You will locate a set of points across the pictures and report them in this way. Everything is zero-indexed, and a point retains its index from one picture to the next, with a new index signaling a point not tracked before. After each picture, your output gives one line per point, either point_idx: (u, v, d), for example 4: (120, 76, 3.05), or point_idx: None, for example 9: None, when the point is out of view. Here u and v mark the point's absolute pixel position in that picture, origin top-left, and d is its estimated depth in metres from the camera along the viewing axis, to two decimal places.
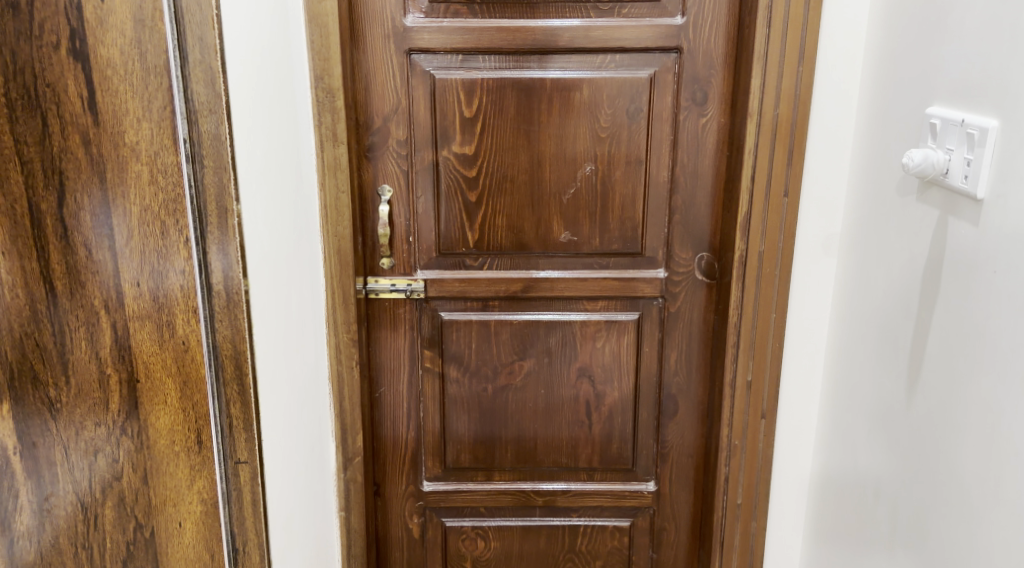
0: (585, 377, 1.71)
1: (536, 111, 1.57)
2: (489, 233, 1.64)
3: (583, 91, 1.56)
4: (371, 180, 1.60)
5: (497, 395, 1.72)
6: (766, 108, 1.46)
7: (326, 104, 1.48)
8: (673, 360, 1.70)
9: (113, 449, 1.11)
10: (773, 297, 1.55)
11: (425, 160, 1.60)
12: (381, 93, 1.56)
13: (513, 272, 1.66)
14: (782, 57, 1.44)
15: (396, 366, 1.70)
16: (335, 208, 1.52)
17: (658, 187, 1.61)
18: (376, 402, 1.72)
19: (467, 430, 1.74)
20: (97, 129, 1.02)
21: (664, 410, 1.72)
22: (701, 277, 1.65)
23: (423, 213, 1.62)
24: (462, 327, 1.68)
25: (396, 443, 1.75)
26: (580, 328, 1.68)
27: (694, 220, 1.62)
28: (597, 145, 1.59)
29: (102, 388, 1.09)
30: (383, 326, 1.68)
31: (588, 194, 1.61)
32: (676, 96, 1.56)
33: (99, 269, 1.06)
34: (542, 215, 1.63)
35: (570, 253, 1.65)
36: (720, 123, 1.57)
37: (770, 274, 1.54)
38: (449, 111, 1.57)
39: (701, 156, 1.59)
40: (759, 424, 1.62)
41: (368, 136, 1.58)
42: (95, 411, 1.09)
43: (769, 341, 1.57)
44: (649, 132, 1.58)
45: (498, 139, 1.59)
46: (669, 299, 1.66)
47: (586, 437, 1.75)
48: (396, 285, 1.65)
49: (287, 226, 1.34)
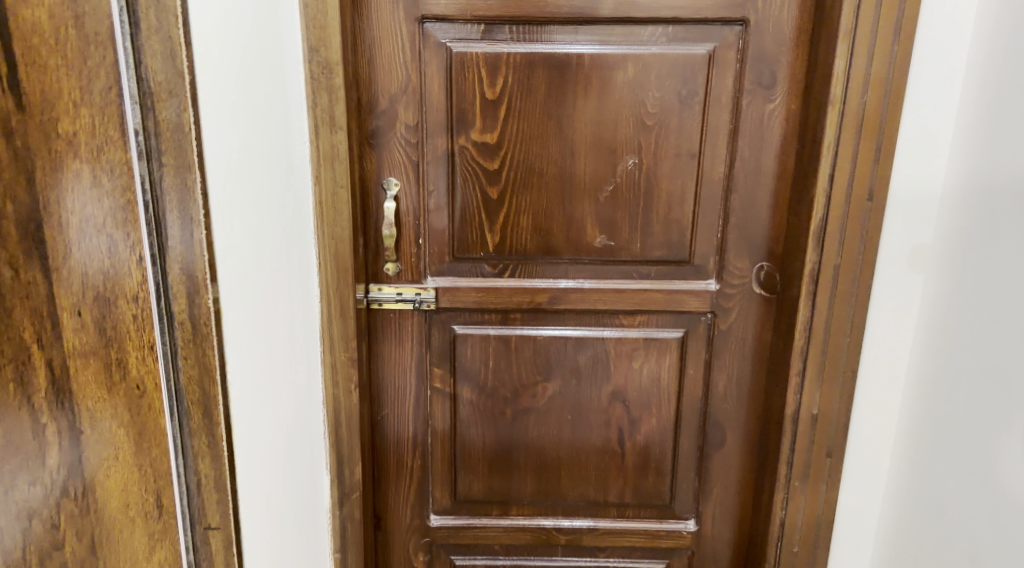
0: (619, 401, 1.49)
1: (569, 92, 1.33)
2: (512, 235, 1.40)
3: (627, 71, 1.32)
4: (375, 172, 1.36)
5: (516, 419, 1.50)
6: (852, 94, 1.22)
7: (323, 81, 1.22)
8: (721, 385, 1.47)
9: (51, 512, 0.78)
10: (847, 317, 1.33)
11: (438, 149, 1.35)
12: (388, 69, 1.31)
13: (538, 281, 1.42)
14: (873, 34, 1.20)
15: (400, 385, 1.47)
16: (332, 206, 1.27)
17: (711, 185, 1.37)
18: (376, 426, 1.49)
19: (480, 458, 1.52)
20: (22, 116, 0.72)
21: (709, 440, 1.50)
22: (758, 290, 1.42)
23: (434, 210, 1.38)
24: (477, 342, 1.45)
25: (400, 471, 1.52)
26: (614, 346, 1.45)
27: (752, 225, 1.39)
28: (642, 134, 1.35)
29: (37, 435, 0.76)
30: (386, 340, 1.45)
31: (628, 191, 1.37)
32: (738, 78, 1.32)
33: (31, 290, 0.74)
34: (574, 216, 1.39)
35: (605, 260, 1.41)
36: (789, 111, 1.33)
37: (846, 289, 1.31)
38: (468, 92, 1.32)
39: (764, 150, 1.35)
40: (823, 462, 1.40)
41: (371, 119, 1.33)
42: (29, 464, 0.75)
43: (840, 367, 1.35)
44: (704, 119, 1.34)
45: (525, 125, 1.34)
46: (719, 315, 1.43)
47: (618, 469, 1.52)
48: (403, 295, 1.41)
49: (273, 232, 1.10)
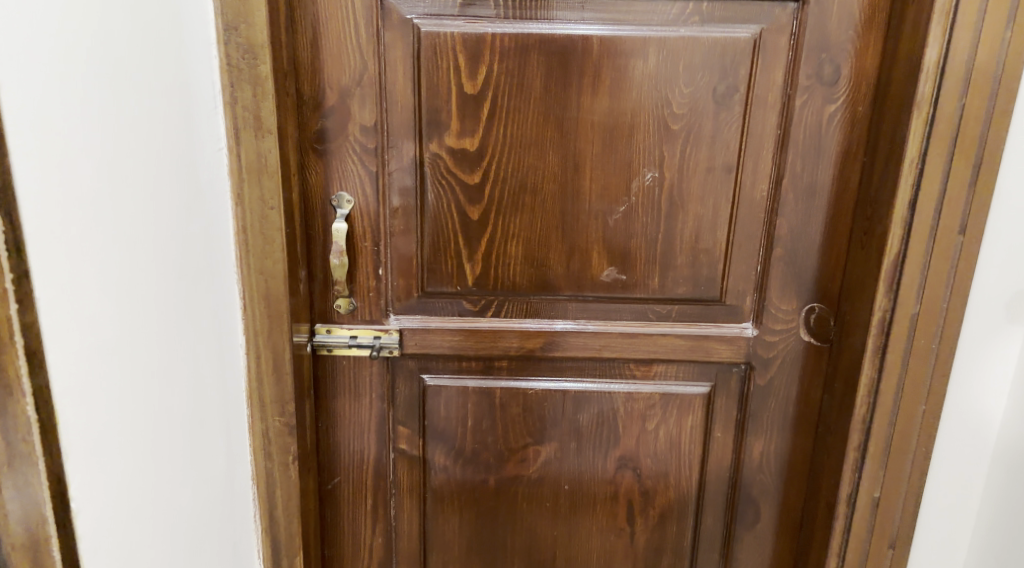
0: (628, 469, 1.20)
1: (573, 86, 1.03)
2: (498, 266, 1.10)
3: (648, 59, 1.02)
4: (322, 185, 1.06)
5: (501, 489, 1.21)
6: (947, 95, 0.94)
7: (245, 70, 0.91)
8: (756, 452, 1.18)
9: None
10: (925, 381, 1.04)
11: (403, 158, 1.05)
12: (336, 53, 1.01)
13: (530, 322, 1.13)
14: (978, 18, 0.92)
15: (357, 448, 1.18)
16: (260, 232, 0.97)
17: (752, 206, 1.08)
18: (329, 497, 1.20)
19: (457, 535, 1.23)
20: None
21: (739, 517, 1.22)
22: (806, 338, 1.13)
23: (399, 233, 1.09)
24: (453, 396, 1.16)
25: (357, 550, 1.23)
26: (624, 404, 1.17)
27: (803, 257, 1.09)
28: (665, 142, 1.05)
29: None
30: (339, 394, 1.15)
31: (645, 212, 1.08)
32: (791, 71, 1.02)
33: None
34: (576, 244, 1.09)
35: (615, 298, 1.12)
36: (854, 114, 1.03)
37: (924, 345, 1.03)
38: (442, 86, 1.03)
39: (821, 163, 1.05)
40: (884, 556, 1.12)
41: (317, 118, 1.03)
42: None
43: (912, 441, 1.07)
44: (746, 122, 1.04)
45: (516, 130, 1.04)
46: (757, 367, 1.14)
47: (626, 551, 1.24)
48: (358, 339, 1.12)
49: (166, 279, 0.80)
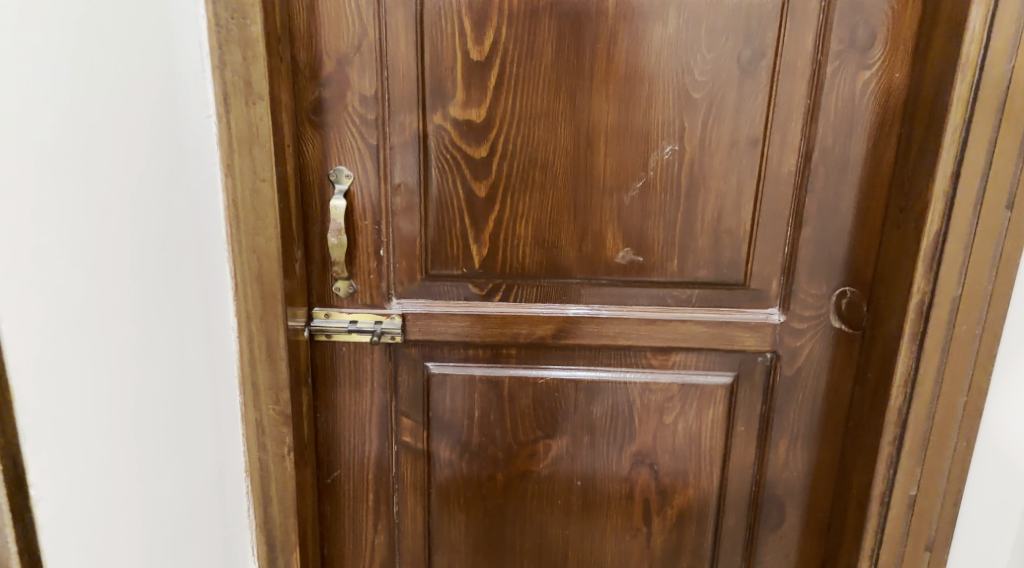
0: (644, 466, 1.13)
1: (587, 53, 0.96)
2: (506, 246, 1.04)
3: (666, 23, 0.95)
4: (320, 160, 1.00)
5: (509, 485, 1.14)
6: (993, 58, 0.87)
7: (234, 31, 0.85)
8: (782, 448, 1.11)
9: None
10: (967, 371, 0.96)
11: (406, 131, 0.99)
12: (334, 17, 0.95)
13: (541, 307, 1.06)
14: None
15: (358, 440, 1.12)
16: (252, 207, 0.90)
17: (778, 183, 1.00)
18: (328, 493, 1.14)
19: (463, 534, 1.16)
20: None
21: (762, 518, 1.14)
22: (837, 324, 1.05)
23: (401, 212, 1.02)
24: (459, 386, 1.10)
25: (358, 550, 1.17)
26: (640, 395, 1.10)
27: (833, 238, 1.02)
28: (685, 114, 0.98)
29: None
30: (339, 384, 1.09)
31: (664, 189, 1.01)
32: (821, 35, 0.95)
33: None
34: (590, 224, 1.02)
35: (632, 281, 1.05)
36: (890, 82, 0.96)
37: (966, 331, 0.95)
38: (447, 53, 0.96)
39: (854, 134, 0.98)
40: (920, 561, 1.04)
41: (314, 88, 0.97)
42: None
43: (952, 434, 0.99)
44: (772, 91, 0.97)
45: (526, 101, 0.98)
46: (784, 357, 1.07)
47: (642, 552, 1.17)
48: (358, 324, 1.05)
49: (146, 253, 0.74)
